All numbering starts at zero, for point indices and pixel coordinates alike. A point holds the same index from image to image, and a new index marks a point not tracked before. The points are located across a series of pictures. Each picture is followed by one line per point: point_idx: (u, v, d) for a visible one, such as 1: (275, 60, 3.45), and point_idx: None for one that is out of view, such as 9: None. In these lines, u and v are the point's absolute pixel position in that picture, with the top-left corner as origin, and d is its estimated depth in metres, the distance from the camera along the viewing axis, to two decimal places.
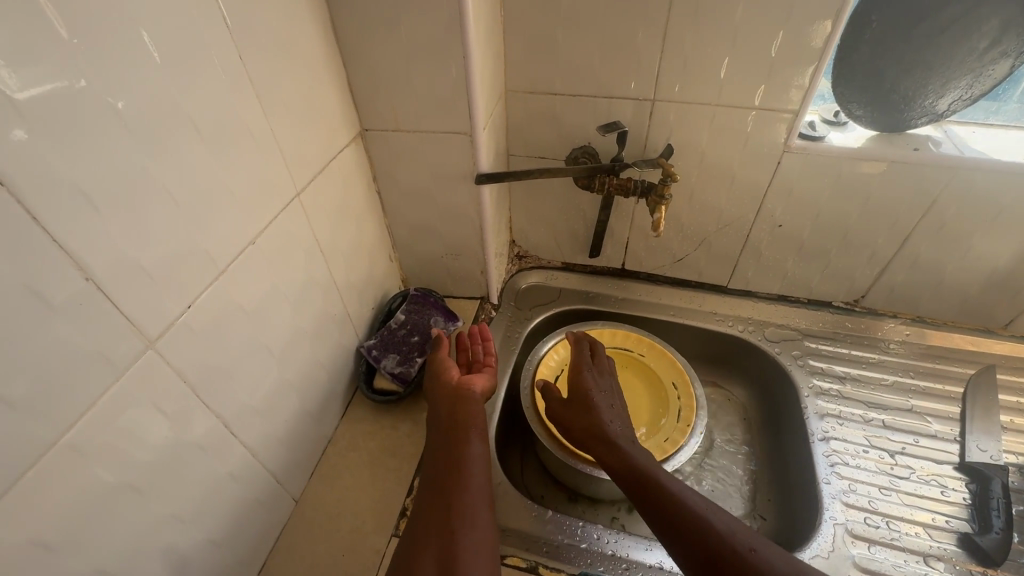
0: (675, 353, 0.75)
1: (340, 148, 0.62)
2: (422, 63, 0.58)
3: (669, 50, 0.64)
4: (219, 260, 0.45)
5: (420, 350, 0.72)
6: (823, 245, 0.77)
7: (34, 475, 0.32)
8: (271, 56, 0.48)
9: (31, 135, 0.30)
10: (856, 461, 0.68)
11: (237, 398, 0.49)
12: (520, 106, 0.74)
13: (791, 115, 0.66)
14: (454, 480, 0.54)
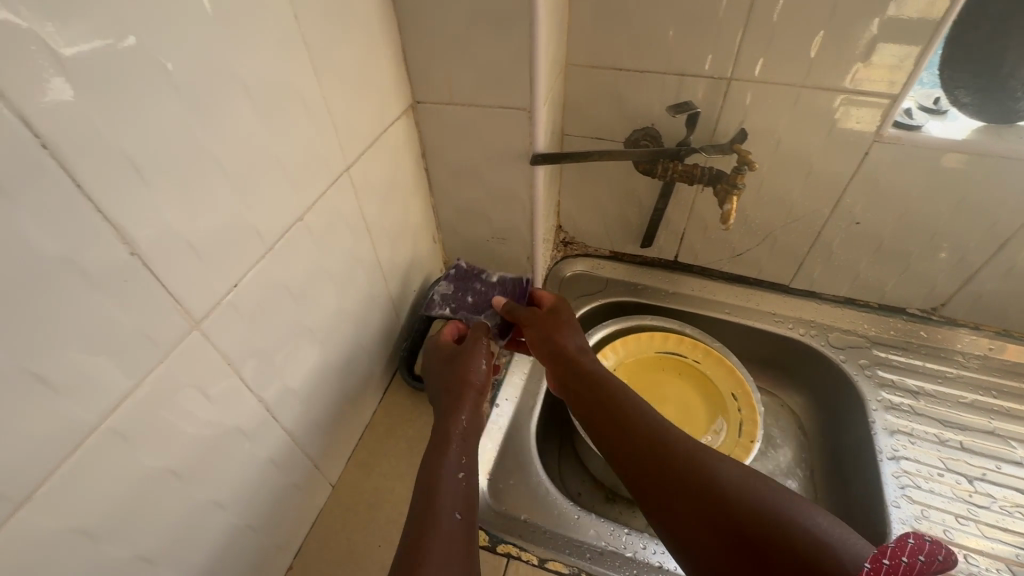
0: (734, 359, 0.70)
1: (391, 121, 0.58)
2: (483, 31, 0.53)
3: (755, 24, 0.57)
4: (267, 238, 0.42)
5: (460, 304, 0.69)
6: (905, 247, 0.70)
7: (75, 462, 0.30)
8: (326, 17, 0.44)
9: (77, 95, 0.27)
10: (930, 485, 0.62)
11: (280, 382, 0.47)
12: (581, 81, 0.69)
13: (888, 101, 0.59)
14: (446, 493, 0.46)
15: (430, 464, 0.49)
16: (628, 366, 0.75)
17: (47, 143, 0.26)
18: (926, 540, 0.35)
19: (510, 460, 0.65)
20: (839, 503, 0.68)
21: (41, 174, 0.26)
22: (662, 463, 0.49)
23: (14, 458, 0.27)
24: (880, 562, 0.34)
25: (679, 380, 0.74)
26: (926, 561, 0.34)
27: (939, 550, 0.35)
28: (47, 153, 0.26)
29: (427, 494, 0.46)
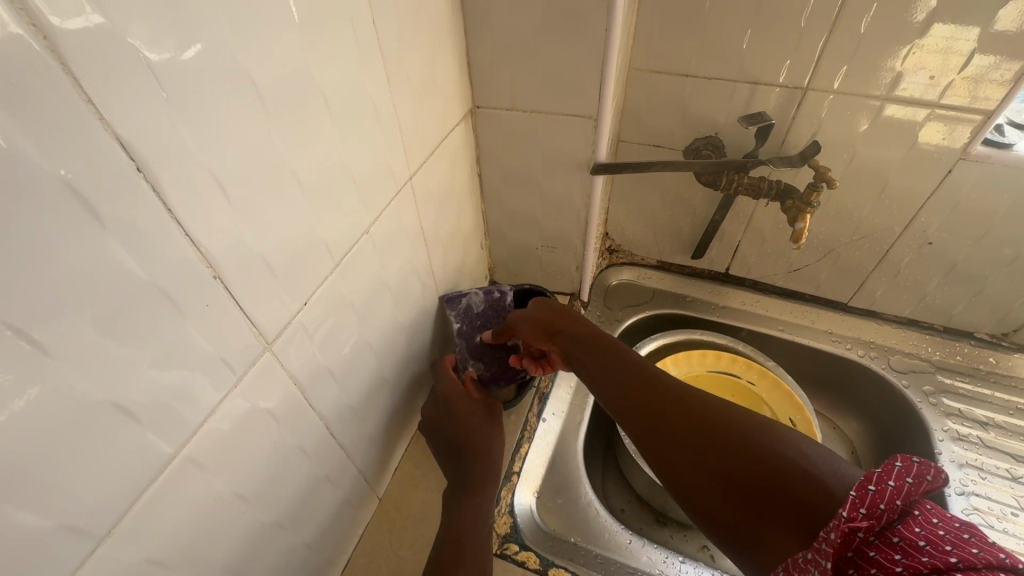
0: (791, 384, 0.67)
1: (451, 127, 0.56)
2: (553, 34, 0.50)
3: (840, 31, 0.54)
4: (336, 252, 0.40)
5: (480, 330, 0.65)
6: (981, 269, 0.66)
7: (154, 492, 0.29)
8: (400, 19, 0.42)
9: (169, 110, 0.25)
10: (1003, 525, 0.59)
11: (339, 398, 0.46)
12: (643, 87, 0.66)
13: (981, 117, 0.55)
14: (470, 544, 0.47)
15: (455, 522, 0.49)
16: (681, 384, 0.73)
17: (139, 163, 0.24)
18: (912, 462, 0.32)
19: (559, 478, 0.63)
20: None
21: (133, 198, 0.25)
22: (659, 423, 0.42)
23: (97, 491, 0.26)
24: (864, 489, 0.30)
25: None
26: (915, 484, 0.31)
27: (926, 470, 0.32)
28: (139, 172, 0.25)
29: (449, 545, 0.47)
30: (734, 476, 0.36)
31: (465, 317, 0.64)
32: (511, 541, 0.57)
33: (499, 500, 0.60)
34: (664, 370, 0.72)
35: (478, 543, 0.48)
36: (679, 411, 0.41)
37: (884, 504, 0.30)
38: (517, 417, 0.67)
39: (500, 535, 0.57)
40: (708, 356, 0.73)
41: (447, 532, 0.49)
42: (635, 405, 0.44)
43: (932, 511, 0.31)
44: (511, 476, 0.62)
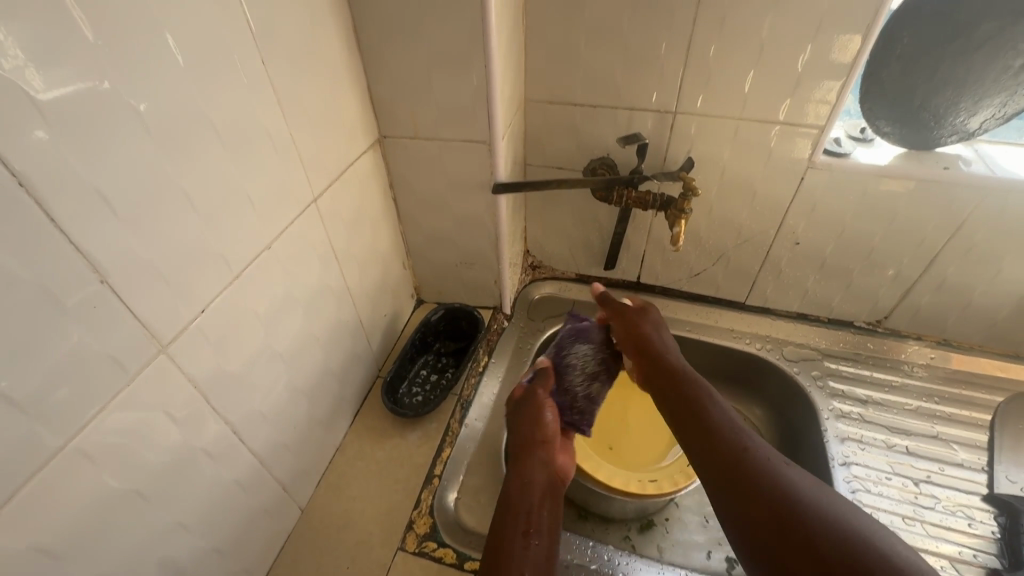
0: None
1: (358, 155, 0.61)
2: (443, 72, 0.57)
3: (693, 63, 0.63)
4: (234, 265, 0.44)
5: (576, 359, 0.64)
6: (846, 263, 0.75)
7: (39, 481, 0.32)
8: (293, 61, 0.48)
9: (52, 137, 0.29)
10: (878, 489, 0.66)
11: (248, 405, 0.49)
12: (539, 116, 0.74)
13: (816, 132, 0.64)
14: (514, 546, 0.47)
15: (507, 505, 0.51)
16: None
17: (24, 181, 0.28)
18: None
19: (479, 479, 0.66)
20: None
21: (16, 209, 0.28)
22: (735, 472, 0.43)
23: None
24: None
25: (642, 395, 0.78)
26: None
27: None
28: (23, 188, 0.29)
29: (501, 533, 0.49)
30: (788, 522, 0.39)
31: (573, 333, 0.67)
32: (429, 540, 0.59)
33: (416, 501, 0.62)
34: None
35: (522, 537, 0.48)
36: (751, 470, 0.43)
37: None
38: (439, 424, 0.70)
39: (419, 535, 0.59)
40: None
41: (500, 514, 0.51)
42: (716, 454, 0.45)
43: None
44: (432, 478, 0.64)
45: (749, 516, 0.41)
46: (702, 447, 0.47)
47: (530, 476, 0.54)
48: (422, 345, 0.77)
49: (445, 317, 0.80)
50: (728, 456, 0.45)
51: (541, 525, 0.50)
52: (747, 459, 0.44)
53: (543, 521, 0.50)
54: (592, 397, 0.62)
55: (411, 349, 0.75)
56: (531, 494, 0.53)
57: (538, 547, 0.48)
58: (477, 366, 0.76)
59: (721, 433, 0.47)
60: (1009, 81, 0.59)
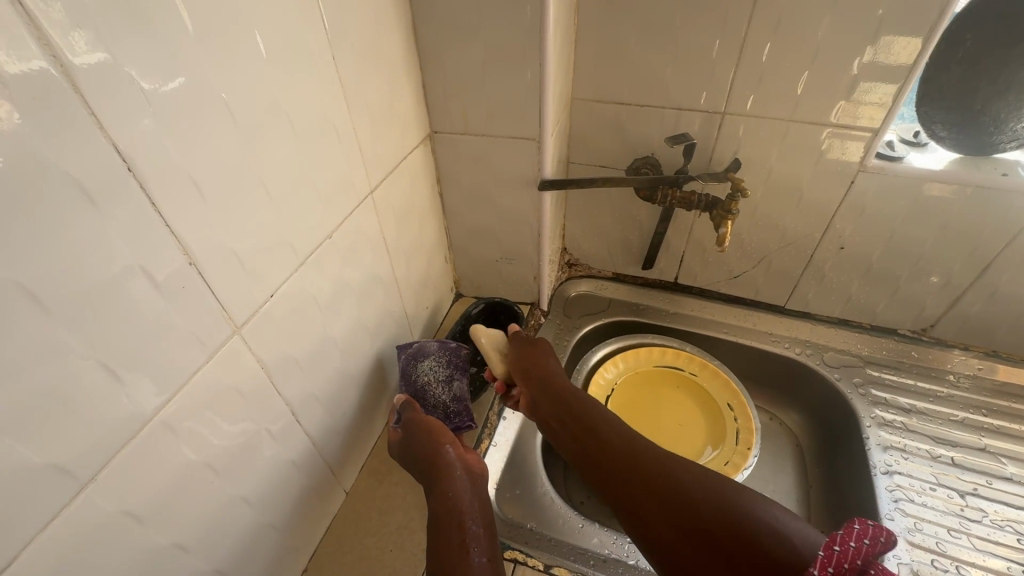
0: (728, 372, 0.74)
1: (410, 149, 0.63)
2: (497, 70, 0.58)
3: (746, 63, 0.63)
4: (300, 252, 0.46)
5: (447, 377, 0.64)
6: (893, 269, 0.74)
7: (131, 449, 0.34)
8: (358, 57, 0.49)
9: (156, 125, 0.31)
10: (922, 499, 0.65)
11: (305, 388, 0.50)
12: (585, 114, 0.74)
13: (869, 135, 0.63)
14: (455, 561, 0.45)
15: (439, 526, 0.49)
16: (630, 379, 0.79)
17: (131, 166, 0.30)
18: (869, 525, 0.36)
19: (516, 471, 0.67)
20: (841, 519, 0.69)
21: (123, 191, 0.30)
22: (624, 467, 0.51)
23: (83, 441, 0.31)
24: (831, 549, 0.35)
25: (678, 394, 0.78)
26: (871, 544, 0.35)
27: (881, 531, 0.35)
28: (130, 173, 0.30)
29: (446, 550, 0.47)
30: (691, 518, 0.45)
31: (413, 354, 0.64)
32: None
33: None
34: (612, 365, 0.79)
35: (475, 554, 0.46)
36: (647, 465, 0.50)
37: (848, 564, 0.35)
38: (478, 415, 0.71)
39: None
40: (652, 351, 0.81)
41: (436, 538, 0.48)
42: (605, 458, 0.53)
43: (870, 525, 0.35)
44: None
45: (645, 506, 0.47)
46: (588, 452, 0.55)
47: (455, 488, 0.52)
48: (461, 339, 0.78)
49: (484, 311, 0.80)
50: (617, 462, 0.52)
51: (478, 535, 0.49)
52: (641, 462, 0.51)
53: (479, 530, 0.49)
54: (459, 399, 0.64)
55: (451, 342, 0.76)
56: (462, 509, 0.50)
57: (478, 557, 0.46)
58: None
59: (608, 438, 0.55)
60: None
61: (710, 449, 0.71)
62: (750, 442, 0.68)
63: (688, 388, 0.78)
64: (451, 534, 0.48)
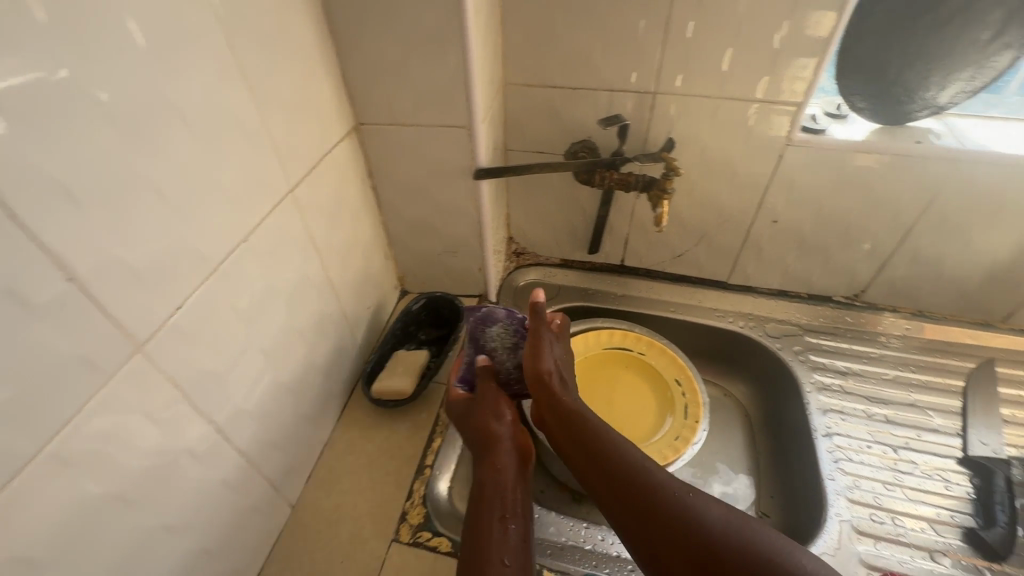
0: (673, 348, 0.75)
1: (334, 143, 0.60)
2: (419, 55, 0.56)
3: (672, 42, 0.62)
4: (212, 259, 0.43)
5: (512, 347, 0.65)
6: (824, 239, 0.77)
7: (14, 490, 0.30)
8: (261, 47, 0.46)
9: (8, 129, 0.28)
10: (859, 457, 0.68)
11: (232, 404, 0.47)
12: (519, 99, 0.73)
13: (794, 108, 0.65)
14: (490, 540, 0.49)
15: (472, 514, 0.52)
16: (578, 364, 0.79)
17: None
18: None
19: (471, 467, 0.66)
20: (788, 483, 0.72)
21: None
22: (639, 501, 0.48)
23: None
24: None
25: (627, 373, 0.79)
26: None
27: None
28: None
29: (473, 536, 0.50)
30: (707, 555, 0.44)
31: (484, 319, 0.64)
32: (423, 529, 0.59)
33: (409, 492, 0.62)
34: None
35: (500, 533, 0.50)
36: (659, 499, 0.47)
37: None
38: (428, 414, 0.69)
39: (413, 525, 0.59)
40: (601, 333, 0.80)
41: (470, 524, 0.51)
42: (619, 484, 0.50)
43: None
44: (425, 468, 0.64)
45: (656, 541, 0.46)
46: (604, 477, 0.51)
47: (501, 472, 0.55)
48: (403, 335, 0.75)
49: (426, 306, 0.78)
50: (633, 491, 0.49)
51: (516, 512, 0.52)
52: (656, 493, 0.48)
53: (518, 509, 0.53)
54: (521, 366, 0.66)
55: (393, 339, 0.74)
56: (488, 495, 0.53)
57: (513, 533, 0.50)
58: None
59: (623, 466, 0.50)
60: (977, 55, 0.60)
61: (662, 425, 0.72)
62: (698, 415, 0.70)
63: (638, 367, 0.78)
64: (480, 513, 0.52)
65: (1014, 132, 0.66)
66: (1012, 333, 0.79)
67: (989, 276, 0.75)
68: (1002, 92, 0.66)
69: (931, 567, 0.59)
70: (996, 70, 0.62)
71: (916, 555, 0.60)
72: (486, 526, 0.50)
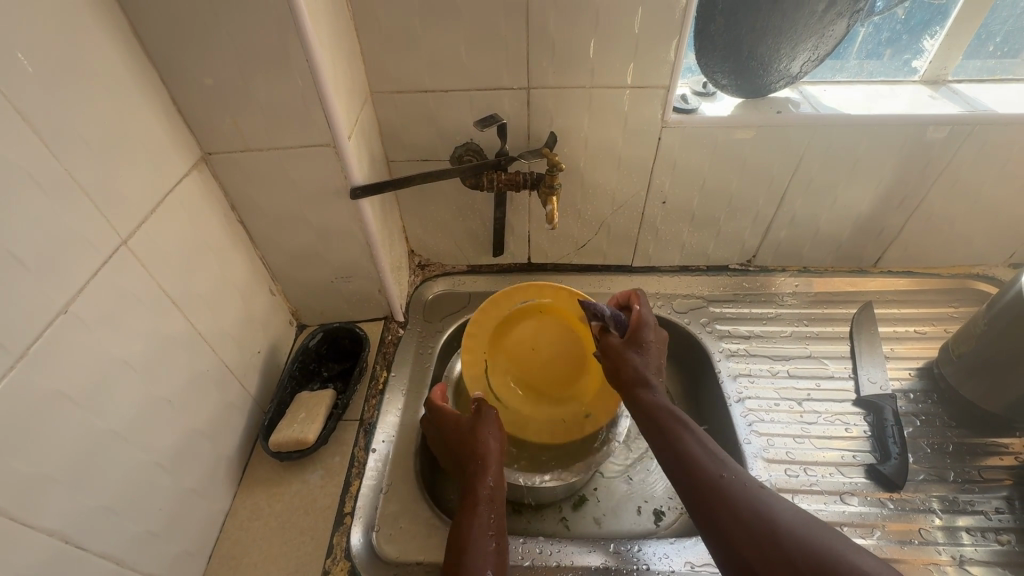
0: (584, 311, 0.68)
1: (177, 180, 0.52)
2: (260, 73, 0.50)
3: (535, 34, 0.61)
4: (12, 343, 0.36)
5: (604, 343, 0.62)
6: (712, 213, 0.80)
7: None
8: (46, 82, 0.38)
9: None
10: (770, 416, 0.71)
11: (83, 505, 0.40)
12: (390, 107, 0.68)
13: (663, 91, 0.65)
14: (476, 553, 0.49)
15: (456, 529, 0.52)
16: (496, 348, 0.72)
17: None
18: None
19: None
20: None
21: None
22: (703, 484, 0.48)
23: None
24: None
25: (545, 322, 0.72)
26: None
27: None
28: None
29: (460, 549, 0.49)
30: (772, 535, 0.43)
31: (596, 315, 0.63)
32: None
33: (328, 548, 0.57)
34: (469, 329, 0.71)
35: (484, 545, 0.50)
36: (723, 486, 0.47)
37: None
38: (342, 457, 0.64)
39: None
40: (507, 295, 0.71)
41: (456, 536, 0.51)
42: (697, 477, 0.49)
43: None
44: (344, 517, 0.59)
45: (724, 523, 0.45)
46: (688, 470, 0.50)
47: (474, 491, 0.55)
48: (302, 376, 0.69)
49: (325, 339, 0.73)
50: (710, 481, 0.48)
51: (490, 527, 0.52)
52: (722, 483, 0.48)
53: (490, 521, 0.52)
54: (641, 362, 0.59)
55: (291, 382, 0.67)
56: (479, 508, 0.53)
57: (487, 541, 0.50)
58: (377, 385, 0.71)
59: (703, 460, 0.50)
60: (817, 25, 0.64)
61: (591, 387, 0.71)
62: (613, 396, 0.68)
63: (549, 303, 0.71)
64: (463, 528, 0.51)
65: (859, 93, 0.72)
66: (883, 275, 0.86)
67: (857, 227, 0.81)
68: (845, 56, 0.73)
69: (843, 509, 0.63)
70: (836, 37, 0.66)
71: (829, 501, 0.63)
72: (473, 540, 0.50)
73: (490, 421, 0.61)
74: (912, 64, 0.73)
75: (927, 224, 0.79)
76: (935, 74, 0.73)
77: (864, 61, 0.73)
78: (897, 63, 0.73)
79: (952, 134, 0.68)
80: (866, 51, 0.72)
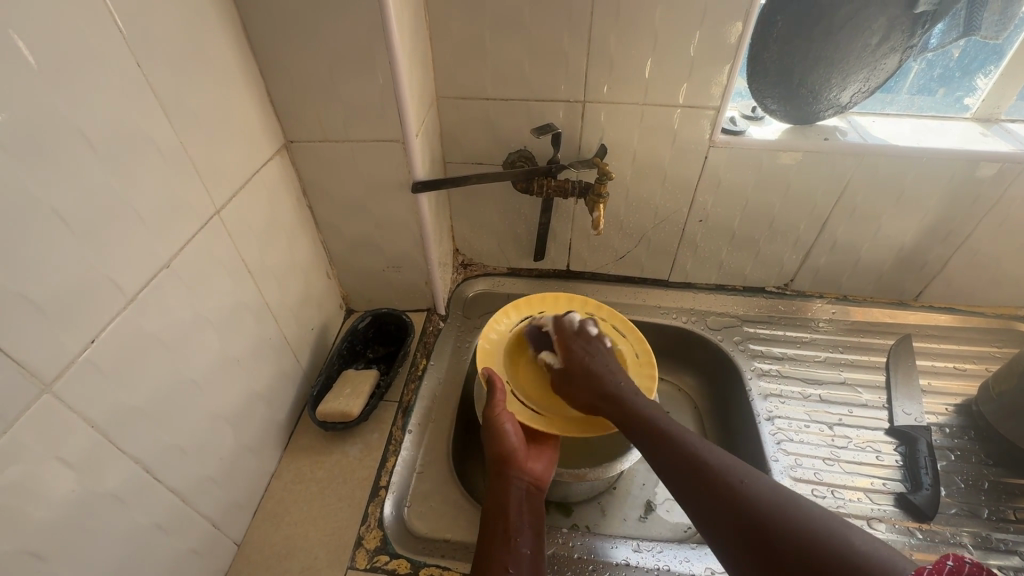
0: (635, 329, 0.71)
1: (262, 163, 0.58)
2: (346, 73, 0.56)
3: (595, 51, 0.65)
4: (127, 287, 0.41)
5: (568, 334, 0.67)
6: (752, 233, 0.81)
7: None
8: (175, 68, 0.44)
9: None
10: (799, 436, 0.72)
11: (163, 442, 0.45)
12: (454, 112, 0.74)
13: (713, 112, 0.68)
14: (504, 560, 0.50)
15: (486, 534, 0.53)
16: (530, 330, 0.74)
17: None
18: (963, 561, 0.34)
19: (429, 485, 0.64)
20: None
21: None
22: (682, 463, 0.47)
23: None
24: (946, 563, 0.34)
25: None
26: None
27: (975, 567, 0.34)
28: None
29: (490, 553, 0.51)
30: (746, 512, 0.42)
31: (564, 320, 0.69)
32: (381, 553, 0.57)
33: (363, 517, 0.60)
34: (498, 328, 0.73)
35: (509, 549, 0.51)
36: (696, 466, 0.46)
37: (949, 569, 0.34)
38: (380, 434, 0.68)
39: (370, 550, 0.57)
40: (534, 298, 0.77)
41: (486, 539, 0.53)
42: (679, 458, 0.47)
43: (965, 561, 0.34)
44: (379, 490, 0.62)
45: (703, 495, 0.44)
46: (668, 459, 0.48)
47: (505, 488, 0.56)
48: (349, 355, 0.74)
49: (371, 323, 0.77)
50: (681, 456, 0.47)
51: (521, 528, 0.54)
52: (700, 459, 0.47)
53: (524, 525, 0.54)
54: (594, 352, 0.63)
55: (338, 360, 0.72)
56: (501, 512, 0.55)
57: (520, 546, 0.52)
58: (416, 370, 0.75)
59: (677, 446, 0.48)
60: (870, 58, 0.66)
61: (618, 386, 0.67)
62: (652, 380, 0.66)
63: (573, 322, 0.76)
64: (489, 530, 0.53)
65: (908, 127, 0.73)
66: (924, 309, 0.86)
67: (899, 259, 0.81)
68: (896, 90, 0.74)
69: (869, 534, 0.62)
70: (887, 71, 0.67)
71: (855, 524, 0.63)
72: (495, 545, 0.51)
73: (506, 424, 0.61)
74: (965, 101, 0.74)
75: (971, 262, 0.79)
76: (986, 112, 0.73)
77: (915, 95, 0.74)
78: (948, 100, 0.74)
79: (1001, 173, 0.68)
80: (918, 86, 0.73)
